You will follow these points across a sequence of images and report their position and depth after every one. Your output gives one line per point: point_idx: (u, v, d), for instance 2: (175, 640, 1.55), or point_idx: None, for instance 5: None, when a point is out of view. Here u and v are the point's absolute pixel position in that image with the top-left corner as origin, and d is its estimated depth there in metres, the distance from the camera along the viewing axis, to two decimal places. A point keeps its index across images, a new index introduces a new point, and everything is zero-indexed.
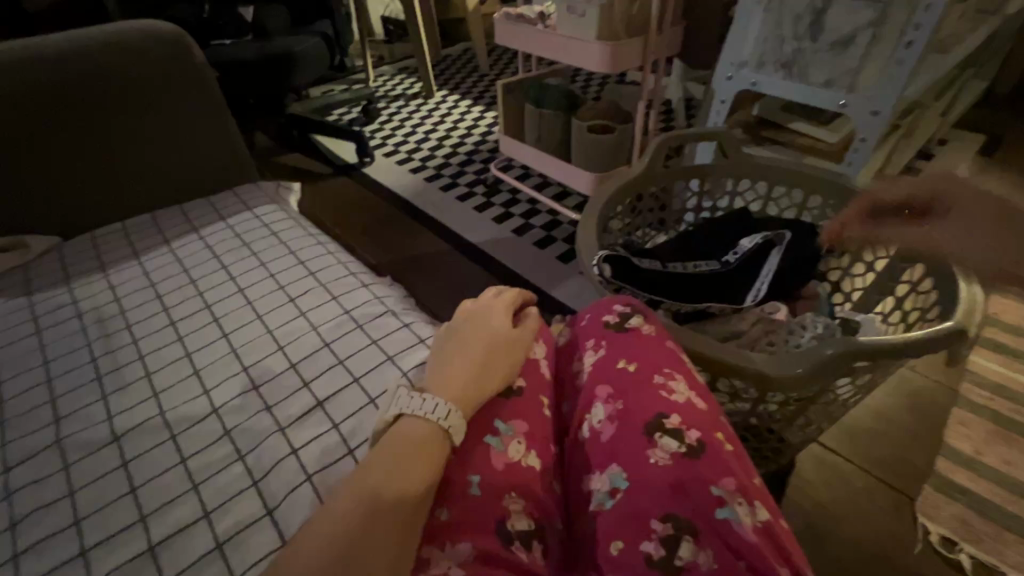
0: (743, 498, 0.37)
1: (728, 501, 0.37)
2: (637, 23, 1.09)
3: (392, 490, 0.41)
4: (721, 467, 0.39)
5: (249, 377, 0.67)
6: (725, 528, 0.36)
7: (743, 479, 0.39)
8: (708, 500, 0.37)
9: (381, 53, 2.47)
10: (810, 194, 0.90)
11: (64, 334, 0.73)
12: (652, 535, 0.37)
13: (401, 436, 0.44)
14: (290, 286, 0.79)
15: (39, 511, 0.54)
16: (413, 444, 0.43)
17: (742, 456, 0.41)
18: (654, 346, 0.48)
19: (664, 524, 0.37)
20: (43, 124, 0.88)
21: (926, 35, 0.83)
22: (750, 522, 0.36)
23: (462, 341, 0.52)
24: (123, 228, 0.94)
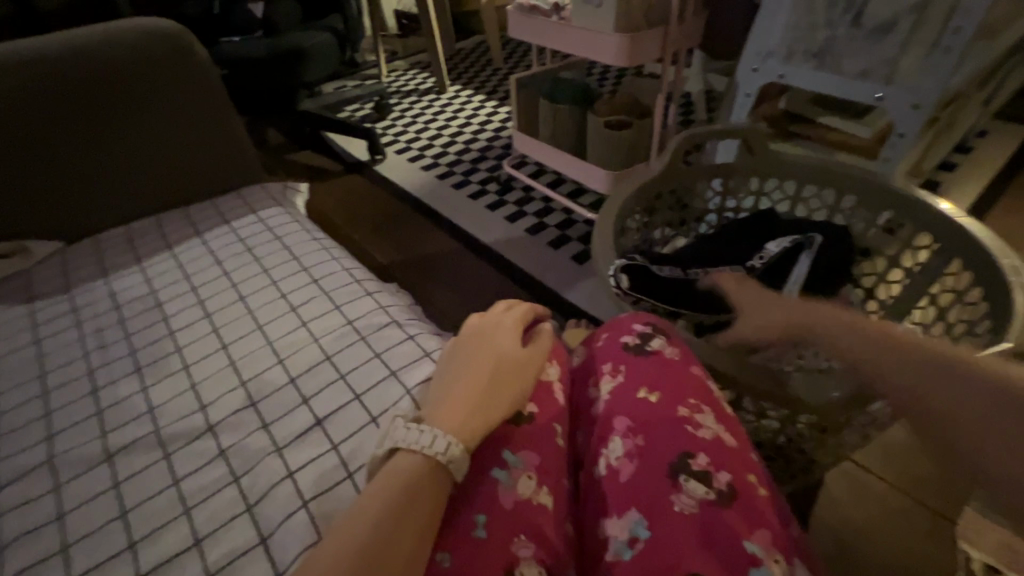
0: (778, 555, 0.34)
1: (762, 559, 0.33)
2: (657, 12, 1.03)
3: (392, 533, 0.37)
4: (754, 518, 0.36)
5: (247, 392, 0.64)
6: None
7: (777, 532, 0.36)
8: (741, 558, 0.34)
9: (393, 48, 2.44)
10: (844, 194, 0.84)
11: (63, 344, 0.71)
12: None
13: (395, 472, 0.40)
14: (291, 295, 0.76)
15: (25, 535, 0.52)
16: (411, 480, 0.40)
17: (775, 502, 0.38)
18: (677, 374, 0.44)
19: None
20: (39, 124, 0.86)
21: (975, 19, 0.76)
22: None
23: (466, 363, 0.47)
24: (126, 232, 0.92)
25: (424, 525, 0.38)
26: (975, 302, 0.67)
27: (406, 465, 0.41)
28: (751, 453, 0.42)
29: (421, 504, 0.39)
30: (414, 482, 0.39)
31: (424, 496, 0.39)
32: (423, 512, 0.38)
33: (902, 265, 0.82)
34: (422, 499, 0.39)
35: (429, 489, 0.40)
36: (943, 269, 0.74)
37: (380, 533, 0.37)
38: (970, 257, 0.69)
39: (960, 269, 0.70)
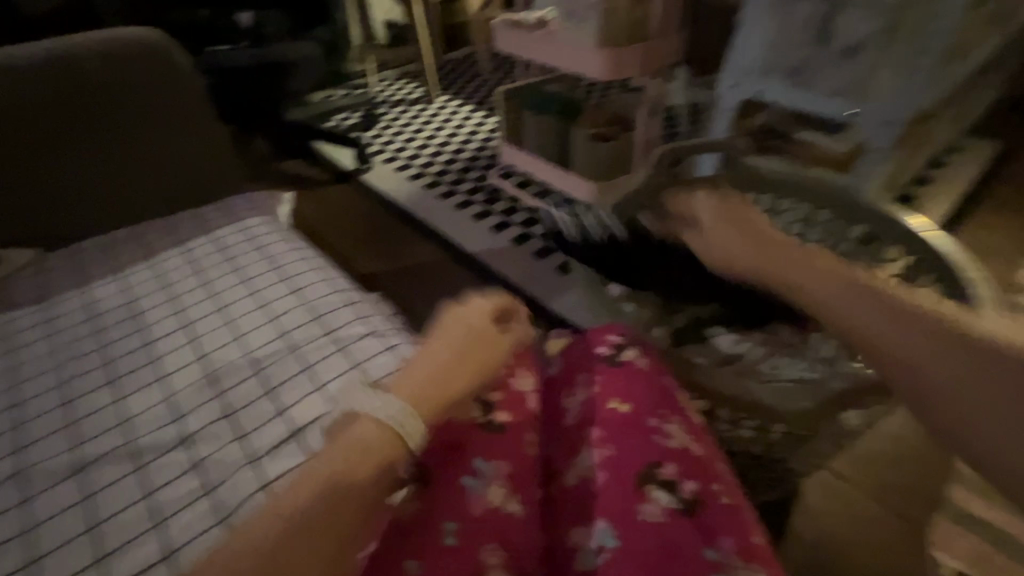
0: (742, 561, 0.35)
1: (725, 565, 0.34)
2: (639, 28, 1.06)
3: (330, 501, 0.37)
4: (719, 526, 0.37)
5: (223, 404, 0.63)
6: None
7: (742, 538, 0.36)
8: (704, 564, 0.35)
9: (382, 58, 2.46)
10: (818, 208, 0.86)
11: (37, 355, 0.70)
12: None
13: (350, 444, 0.40)
14: (272, 305, 0.76)
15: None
16: (364, 450, 0.39)
17: (741, 510, 0.39)
18: (648, 385, 0.46)
19: None
20: (18, 128, 0.86)
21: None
22: None
23: (435, 336, 0.47)
24: (107, 241, 0.91)
25: (369, 496, 0.38)
26: None
27: (365, 436, 0.40)
28: (720, 462, 0.44)
29: (367, 475, 0.39)
30: (365, 452, 0.39)
31: (376, 465, 0.39)
32: (365, 480, 0.38)
33: None
34: (370, 467, 0.39)
35: (379, 459, 0.39)
36: None
37: (317, 501, 0.37)
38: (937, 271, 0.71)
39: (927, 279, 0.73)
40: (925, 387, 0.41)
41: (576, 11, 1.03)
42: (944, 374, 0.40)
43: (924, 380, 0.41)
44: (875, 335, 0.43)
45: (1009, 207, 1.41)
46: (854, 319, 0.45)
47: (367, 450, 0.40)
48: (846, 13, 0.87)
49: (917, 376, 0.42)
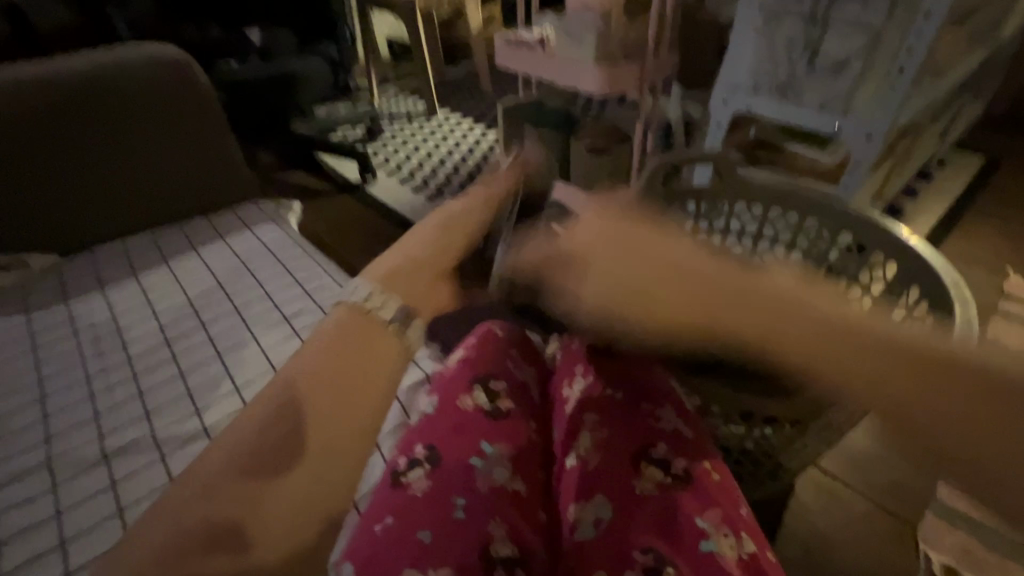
0: (727, 530, 0.40)
1: (711, 535, 0.39)
2: (633, 46, 1.11)
3: (321, 384, 0.48)
4: (707, 498, 0.41)
5: (241, 398, 0.67)
6: (709, 561, 0.38)
7: (729, 510, 0.41)
8: (694, 533, 0.39)
9: (385, 73, 2.52)
10: (806, 216, 0.90)
11: (61, 352, 0.74)
12: (635, 565, 0.38)
13: (332, 335, 0.53)
14: (285, 306, 0.79)
15: (22, 533, 0.54)
16: (343, 343, 0.52)
17: (727, 484, 0.43)
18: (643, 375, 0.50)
19: (645, 556, 0.38)
20: (40, 141, 0.90)
21: (919, 59, 0.84)
22: (733, 555, 0.38)
23: (436, 246, 0.63)
24: (124, 246, 0.95)
25: (358, 377, 0.50)
26: (922, 315, 0.73)
27: (357, 331, 0.54)
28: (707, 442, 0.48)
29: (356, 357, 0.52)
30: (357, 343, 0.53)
31: (372, 360, 0.53)
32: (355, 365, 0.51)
33: (861, 282, 0.88)
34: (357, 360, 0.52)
35: (362, 350, 0.53)
36: (896, 286, 0.80)
37: (323, 381, 0.48)
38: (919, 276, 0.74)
39: (910, 284, 0.77)
40: (921, 427, 0.39)
41: (572, 30, 1.08)
42: (930, 409, 0.39)
43: (918, 422, 0.39)
44: (859, 375, 0.41)
45: (996, 217, 1.45)
46: (827, 363, 0.42)
47: (357, 344, 0.53)
48: (830, 35, 0.89)
49: (912, 425, 0.40)
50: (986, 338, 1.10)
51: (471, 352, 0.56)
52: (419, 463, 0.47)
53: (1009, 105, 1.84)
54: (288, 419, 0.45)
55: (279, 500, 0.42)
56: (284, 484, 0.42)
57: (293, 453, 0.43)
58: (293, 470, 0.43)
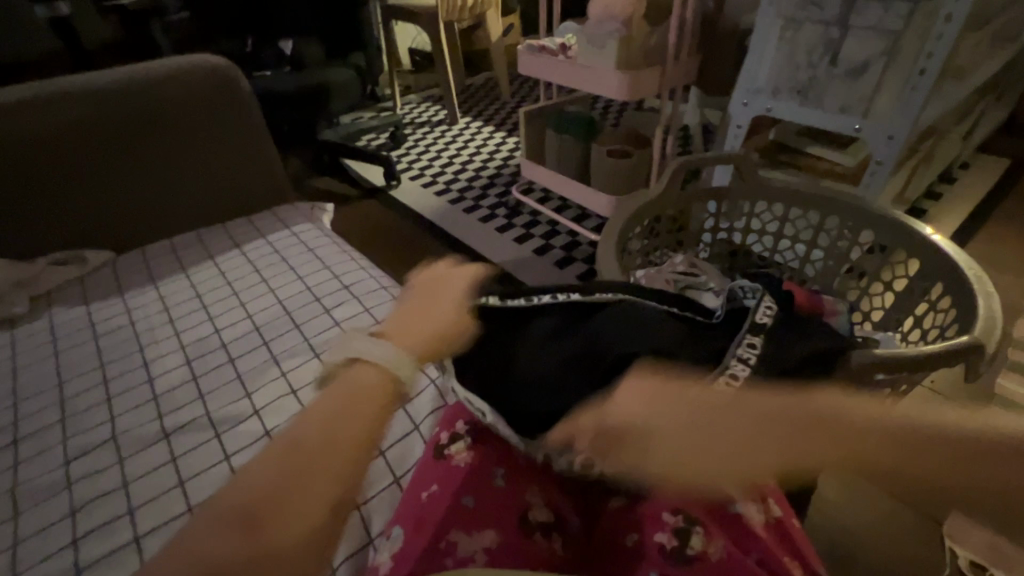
0: (755, 498, 0.45)
1: (739, 501, 0.45)
2: (654, 52, 1.13)
3: (339, 423, 0.39)
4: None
5: (286, 382, 0.71)
6: (738, 522, 0.44)
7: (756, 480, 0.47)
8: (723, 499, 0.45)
9: (407, 83, 2.59)
10: (828, 215, 0.91)
11: (118, 340, 0.79)
12: (666, 527, 0.43)
13: (350, 384, 0.42)
14: (324, 298, 0.84)
15: (93, 501, 0.59)
16: (366, 390, 0.42)
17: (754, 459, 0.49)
18: None
19: (676, 518, 0.43)
20: (96, 146, 0.95)
21: (939, 61, 0.85)
22: (758, 516, 0.44)
23: (423, 306, 0.50)
24: (172, 245, 1.01)
25: (377, 427, 0.40)
26: (945, 308, 0.73)
27: (374, 380, 0.43)
28: None
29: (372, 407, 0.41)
30: (371, 391, 0.42)
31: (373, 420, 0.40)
32: (377, 417, 0.41)
33: (882, 279, 0.89)
34: (377, 413, 0.41)
35: (374, 405, 0.41)
36: (918, 283, 0.81)
37: (343, 426, 0.39)
38: (942, 272, 0.75)
39: (932, 281, 0.77)
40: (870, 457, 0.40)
41: (595, 37, 1.12)
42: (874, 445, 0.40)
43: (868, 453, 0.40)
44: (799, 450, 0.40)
45: (1022, 220, 1.43)
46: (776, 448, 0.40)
47: (374, 392, 0.42)
48: (850, 38, 0.91)
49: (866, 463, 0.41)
50: (1012, 339, 1.09)
51: None
52: (460, 437, 0.51)
53: None
54: (301, 455, 0.37)
55: (291, 528, 0.34)
56: (290, 517, 0.35)
57: (303, 492, 0.35)
58: (308, 506, 0.35)
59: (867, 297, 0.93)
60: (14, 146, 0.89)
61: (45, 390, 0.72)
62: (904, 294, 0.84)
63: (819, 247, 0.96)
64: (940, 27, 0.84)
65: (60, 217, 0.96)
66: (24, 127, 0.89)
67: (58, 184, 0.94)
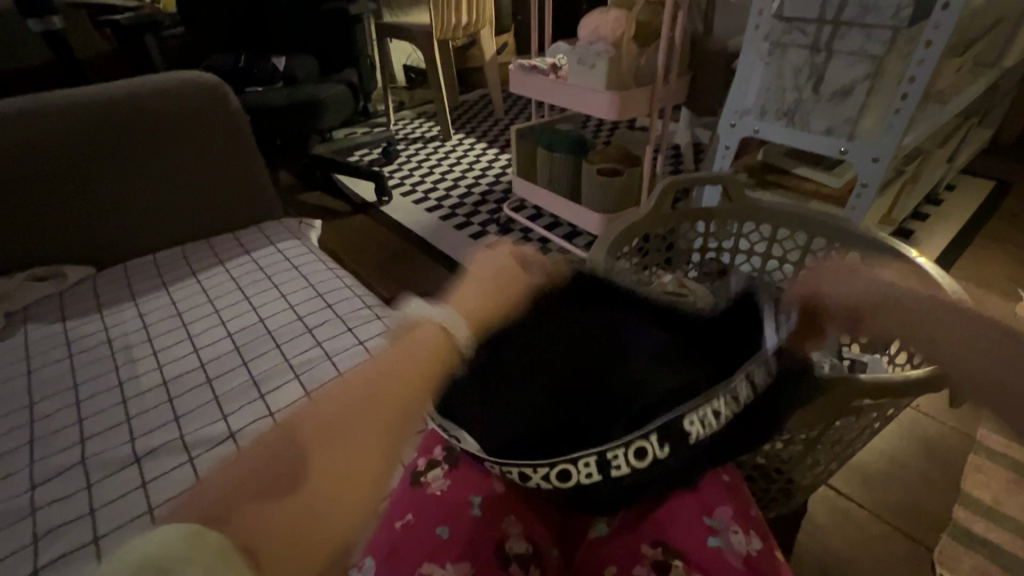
0: (738, 528, 0.44)
1: (719, 531, 0.44)
2: (643, 74, 1.15)
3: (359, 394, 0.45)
4: (714, 497, 0.46)
5: (265, 404, 0.69)
6: (717, 554, 0.42)
7: (738, 508, 0.46)
8: (702, 530, 0.44)
9: (402, 99, 2.60)
10: (815, 236, 0.91)
11: (94, 358, 0.77)
12: (645, 560, 0.43)
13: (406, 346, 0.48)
14: (307, 317, 0.83)
15: (58, 529, 0.56)
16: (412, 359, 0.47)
17: (735, 486, 0.48)
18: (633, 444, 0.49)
19: (654, 550, 0.43)
20: (78, 160, 0.94)
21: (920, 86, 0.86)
22: (738, 549, 0.43)
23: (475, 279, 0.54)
24: (153, 261, 0.99)
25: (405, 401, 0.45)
26: None
27: (425, 338, 0.48)
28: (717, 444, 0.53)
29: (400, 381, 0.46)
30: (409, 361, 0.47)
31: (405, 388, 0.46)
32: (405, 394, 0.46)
33: None
34: (406, 382, 0.46)
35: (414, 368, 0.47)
36: None
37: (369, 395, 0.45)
38: None
39: None
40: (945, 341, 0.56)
41: (585, 57, 1.13)
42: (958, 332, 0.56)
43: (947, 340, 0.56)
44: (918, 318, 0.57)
45: (1007, 241, 1.45)
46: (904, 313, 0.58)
47: (410, 363, 0.47)
48: (834, 62, 0.92)
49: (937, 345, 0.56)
50: None
51: None
52: (437, 464, 0.50)
53: (1015, 133, 1.86)
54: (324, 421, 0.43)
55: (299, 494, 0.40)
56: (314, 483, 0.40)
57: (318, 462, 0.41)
58: (326, 475, 0.41)
59: None
60: None
61: (14, 411, 0.70)
62: None
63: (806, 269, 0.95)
64: (920, 53, 0.84)
65: (38, 231, 0.94)
66: (4, 139, 0.88)
67: (38, 197, 0.92)
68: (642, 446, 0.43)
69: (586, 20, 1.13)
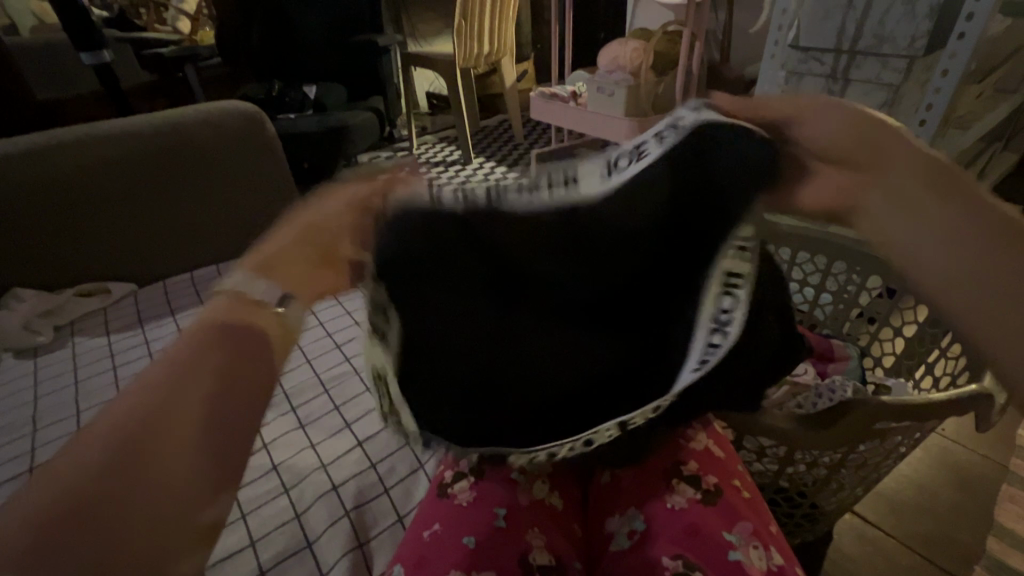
0: (757, 543, 0.45)
1: (739, 546, 0.44)
2: (661, 101, 1.17)
3: (230, 375, 0.34)
4: (735, 513, 0.47)
5: (297, 417, 0.72)
6: (737, 567, 0.43)
7: (758, 525, 0.46)
8: (722, 544, 0.44)
9: (425, 124, 2.68)
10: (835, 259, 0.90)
11: (136, 371, 0.82)
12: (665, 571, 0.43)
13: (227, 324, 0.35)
14: (336, 334, 0.86)
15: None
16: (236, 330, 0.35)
17: (757, 504, 0.49)
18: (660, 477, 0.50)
19: (675, 561, 0.44)
20: (126, 183, 1.00)
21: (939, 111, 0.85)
22: (760, 563, 0.43)
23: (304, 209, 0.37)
24: (191, 279, 1.04)
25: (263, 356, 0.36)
26: (955, 356, 0.73)
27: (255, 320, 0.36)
28: (736, 463, 0.54)
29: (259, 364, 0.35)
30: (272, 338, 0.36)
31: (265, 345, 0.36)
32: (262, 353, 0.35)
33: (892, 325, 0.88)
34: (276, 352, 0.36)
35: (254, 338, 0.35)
36: (930, 331, 0.79)
37: (248, 366, 0.35)
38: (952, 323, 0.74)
39: (943, 329, 0.76)
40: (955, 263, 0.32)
41: (604, 86, 1.17)
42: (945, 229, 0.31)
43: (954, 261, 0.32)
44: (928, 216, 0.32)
45: None
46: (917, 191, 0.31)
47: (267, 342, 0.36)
48: (851, 90, 0.92)
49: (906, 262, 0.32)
50: None
51: None
52: (463, 476, 0.52)
53: None
54: (194, 422, 0.32)
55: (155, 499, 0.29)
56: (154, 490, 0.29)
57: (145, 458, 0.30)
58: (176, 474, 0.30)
59: (877, 342, 0.91)
60: (52, 184, 0.94)
61: (63, 420, 0.74)
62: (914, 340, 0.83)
63: (827, 292, 0.94)
64: (937, 81, 0.82)
65: (88, 250, 1.00)
66: (61, 165, 0.94)
67: (88, 217, 0.98)
68: (660, 407, 0.41)
69: (606, 50, 1.15)
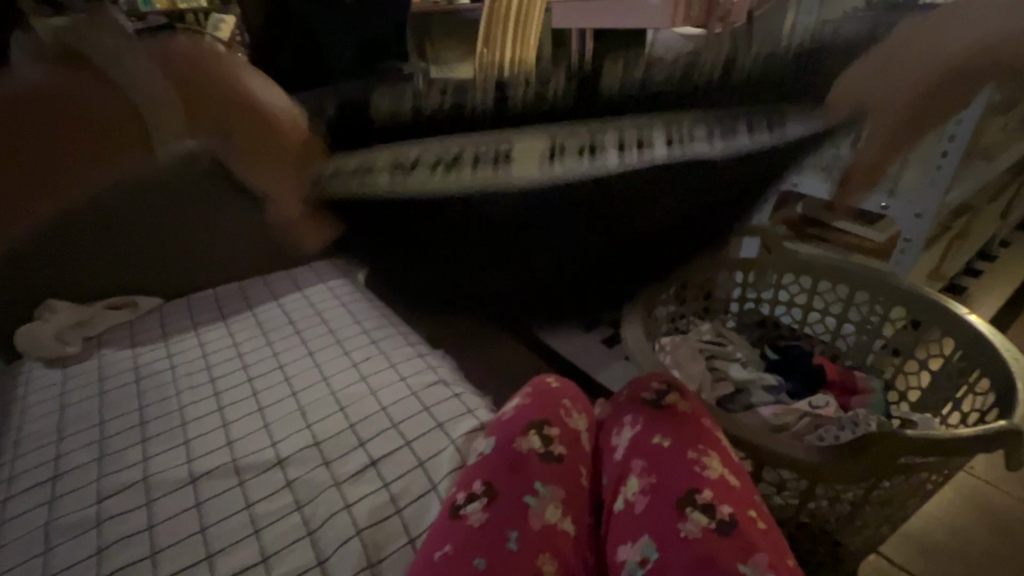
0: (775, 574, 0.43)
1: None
2: None
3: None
4: (751, 545, 0.45)
5: (312, 434, 0.73)
6: None
7: (774, 556, 0.45)
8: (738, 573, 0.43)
9: None
10: (857, 289, 0.88)
11: (159, 383, 0.84)
12: None
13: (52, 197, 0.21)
14: (353, 352, 0.87)
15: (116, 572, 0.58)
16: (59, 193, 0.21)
17: (772, 534, 0.48)
18: (669, 505, 0.49)
19: None
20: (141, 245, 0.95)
21: None
22: None
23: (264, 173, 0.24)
24: (215, 295, 1.06)
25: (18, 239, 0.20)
26: (984, 391, 0.71)
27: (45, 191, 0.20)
28: (751, 489, 0.53)
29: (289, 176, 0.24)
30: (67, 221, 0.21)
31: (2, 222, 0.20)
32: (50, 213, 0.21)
33: (917, 357, 0.85)
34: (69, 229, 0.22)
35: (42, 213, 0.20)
36: (959, 367, 0.77)
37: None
38: (984, 361, 0.71)
39: (971, 364, 0.74)
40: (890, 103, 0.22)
41: None
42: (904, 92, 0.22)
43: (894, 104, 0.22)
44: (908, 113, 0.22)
45: None
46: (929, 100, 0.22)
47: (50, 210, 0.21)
48: None
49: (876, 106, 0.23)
50: None
51: (527, 401, 0.62)
52: (476, 498, 0.52)
53: None
54: None
55: None
56: None
57: None
58: None
59: (902, 374, 0.89)
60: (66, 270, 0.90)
61: (86, 429, 0.76)
62: (941, 376, 0.80)
63: (848, 321, 0.92)
64: None
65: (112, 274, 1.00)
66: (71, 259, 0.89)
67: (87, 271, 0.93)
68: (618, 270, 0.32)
69: None
